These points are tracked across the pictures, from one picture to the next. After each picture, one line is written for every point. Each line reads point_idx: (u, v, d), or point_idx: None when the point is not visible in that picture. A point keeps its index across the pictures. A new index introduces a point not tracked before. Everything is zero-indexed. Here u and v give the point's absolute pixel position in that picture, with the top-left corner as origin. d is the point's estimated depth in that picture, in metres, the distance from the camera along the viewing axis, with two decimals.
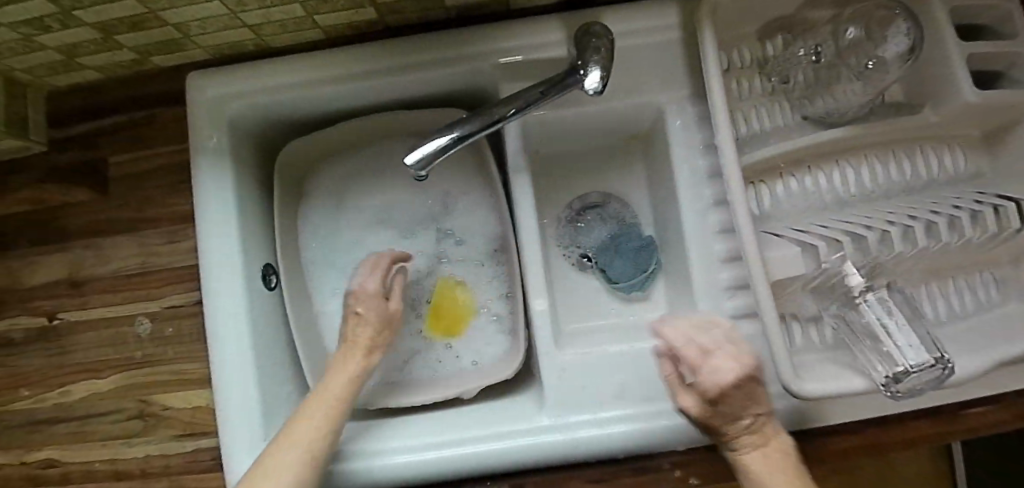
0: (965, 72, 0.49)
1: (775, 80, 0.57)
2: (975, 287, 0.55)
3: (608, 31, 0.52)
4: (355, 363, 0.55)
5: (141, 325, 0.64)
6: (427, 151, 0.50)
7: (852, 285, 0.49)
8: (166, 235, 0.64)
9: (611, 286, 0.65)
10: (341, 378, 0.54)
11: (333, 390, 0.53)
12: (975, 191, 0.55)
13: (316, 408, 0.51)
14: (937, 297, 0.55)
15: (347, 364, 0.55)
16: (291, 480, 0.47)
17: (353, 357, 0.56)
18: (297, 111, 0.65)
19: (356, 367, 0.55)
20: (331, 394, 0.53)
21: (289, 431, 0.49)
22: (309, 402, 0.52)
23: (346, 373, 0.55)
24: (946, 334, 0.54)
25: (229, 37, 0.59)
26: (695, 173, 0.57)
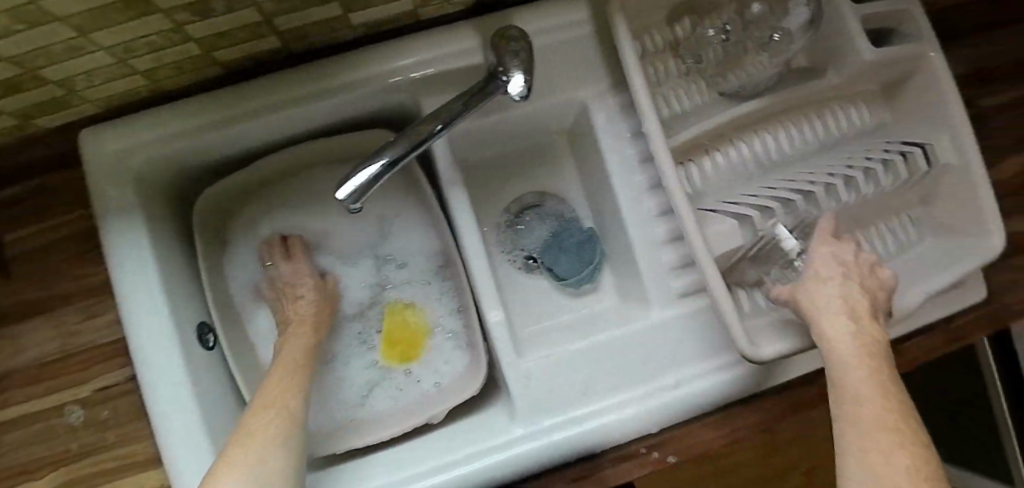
0: (863, 35, 0.53)
1: (690, 61, 0.58)
2: (895, 229, 0.59)
3: (523, 33, 0.51)
4: (304, 334, 0.58)
5: (71, 414, 0.58)
6: (358, 181, 0.46)
7: (788, 248, 0.52)
8: (83, 311, 0.59)
9: (560, 283, 0.65)
10: (296, 344, 0.57)
11: (291, 356, 0.55)
12: (884, 141, 0.59)
13: (283, 375, 0.53)
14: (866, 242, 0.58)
15: (299, 335, 0.58)
16: (276, 434, 0.47)
17: (303, 330, 0.58)
18: (206, 155, 0.60)
19: (305, 337, 0.58)
20: (290, 359, 0.55)
21: (261, 395, 0.50)
22: (273, 371, 0.54)
23: (295, 341, 0.57)
24: None
25: (121, 87, 0.55)
26: (626, 161, 0.58)
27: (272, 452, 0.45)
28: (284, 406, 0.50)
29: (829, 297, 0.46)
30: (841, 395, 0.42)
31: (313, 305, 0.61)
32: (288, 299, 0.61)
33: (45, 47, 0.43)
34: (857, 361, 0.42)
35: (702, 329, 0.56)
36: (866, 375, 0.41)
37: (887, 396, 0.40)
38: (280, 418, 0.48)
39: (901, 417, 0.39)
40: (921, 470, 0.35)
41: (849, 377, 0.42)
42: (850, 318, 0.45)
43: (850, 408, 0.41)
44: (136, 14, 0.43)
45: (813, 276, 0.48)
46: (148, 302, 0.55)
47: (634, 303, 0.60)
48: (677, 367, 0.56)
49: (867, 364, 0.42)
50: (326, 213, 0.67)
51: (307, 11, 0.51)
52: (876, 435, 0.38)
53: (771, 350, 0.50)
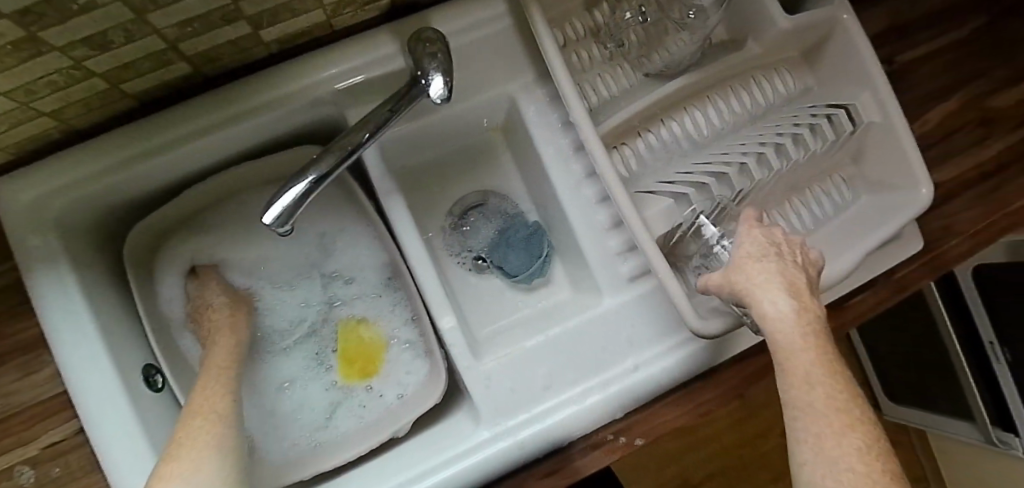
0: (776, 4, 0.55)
1: (611, 45, 0.58)
2: (830, 191, 0.60)
3: (439, 34, 0.50)
4: (225, 340, 0.57)
5: (21, 475, 0.56)
6: (284, 203, 0.46)
7: (708, 234, 0.52)
8: (18, 369, 0.56)
9: (512, 280, 0.64)
10: (223, 351, 0.56)
11: (217, 361, 0.54)
12: (808, 106, 0.61)
13: (215, 378, 0.52)
14: (800, 207, 0.59)
15: (221, 339, 0.57)
16: (210, 439, 0.45)
17: (223, 335, 0.57)
18: (131, 192, 0.58)
19: (229, 341, 0.57)
20: (218, 364, 0.54)
21: (194, 402, 0.49)
22: (200, 378, 0.52)
23: (225, 346, 0.56)
24: (821, 238, 0.57)
25: (28, 131, 0.52)
26: (561, 151, 0.58)
27: (212, 450, 0.44)
28: (214, 409, 0.49)
29: (767, 276, 0.40)
30: (790, 379, 0.38)
31: (224, 308, 0.60)
32: (201, 312, 0.60)
33: None
34: (803, 342, 0.38)
35: (652, 310, 0.57)
36: (813, 355, 0.37)
37: (835, 377, 0.37)
38: (213, 420, 0.47)
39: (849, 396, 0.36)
40: (873, 450, 0.34)
41: (795, 360, 0.38)
42: (791, 296, 0.40)
43: (803, 395, 0.37)
44: (29, 55, 0.41)
45: (745, 257, 0.42)
46: (85, 350, 0.53)
47: (585, 291, 0.60)
48: (634, 352, 0.56)
49: (814, 344, 0.38)
50: (268, 239, 0.66)
51: (211, 33, 0.49)
52: (828, 421, 0.35)
53: (717, 325, 0.51)
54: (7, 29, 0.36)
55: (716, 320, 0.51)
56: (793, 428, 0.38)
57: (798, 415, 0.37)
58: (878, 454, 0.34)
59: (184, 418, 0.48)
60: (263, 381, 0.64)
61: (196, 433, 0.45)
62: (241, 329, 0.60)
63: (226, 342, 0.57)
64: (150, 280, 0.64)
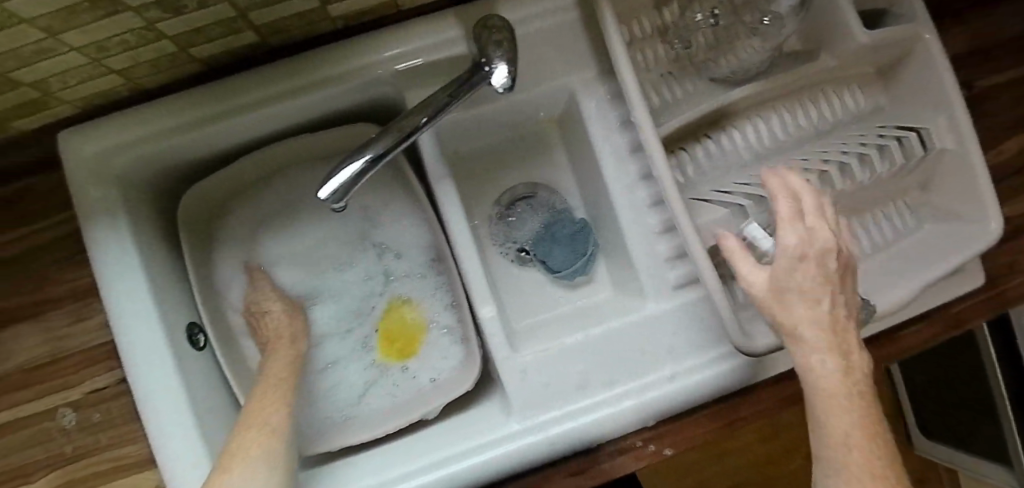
0: (855, 16, 0.51)
1: (678, 46, 0.57)
2: (892, 216, 0.58)
3: (506, 23, 0.50)
4: (286, 348, 0.59)
5: (64, 417, 0.58)
6: (341, 179, 0.46)
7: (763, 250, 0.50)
8: (70, 315, 0.58)
9: (553, 275, 0.64)
10: (283, 362, 0.58)
11: (275, 371, 0.57)
12: (877, 126, 0.58)
13: (273, 388, 0.55)
14: (860, 231, 0.57)
15: (280, 348, 0.59)
16: (260, 455, 0.47)
17: (283, 344, 0.60)
18: (190, 154, 0.60)
19: (288, 351, 0.59)
20: (274, 375, 0.56)
21: (250, 413, 0.52)
22: (258, 388, 0.55)
23: (284, 360, 0.58)
24: (876, 264, 0.56)
25: (98, 85, 0.54)
26: (618, 150, 0.57)
27: (263, 461, 0.47)
28: (268, 421, 0.51)
29: (813, 312, 0.38)
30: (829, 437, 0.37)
31: (281, 318, 0.62)
32: (257, 317, 0.63)
33: (12, 49, 0.43)
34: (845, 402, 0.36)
35: (698, 320, 0.56)
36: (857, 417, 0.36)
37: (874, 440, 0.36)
38: (269, 435, 0.50)
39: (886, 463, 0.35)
40: None
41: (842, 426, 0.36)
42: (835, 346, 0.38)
43: (838, 458, 0.36)
44: (105, 13, 0.42)
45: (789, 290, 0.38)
46: (134, 304, 0.54)
47: (627, 294, 0.60)
48: (674, 360, 0.56)
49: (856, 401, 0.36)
50: (319, 213, 0.67)
51: (281, 4, 0.49)
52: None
53: (765, 342, 0.50)
54: None
55: (764, 337, 0.51)
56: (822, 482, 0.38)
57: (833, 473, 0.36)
58: None
59: (241, 426, 0.51)
60: (313, 360, 0.65)
61: (251, 445, 0.48)
62: (301, 336, 0.62)
63: (285, 352, 0.59)
64: (203, 241, 0.65)
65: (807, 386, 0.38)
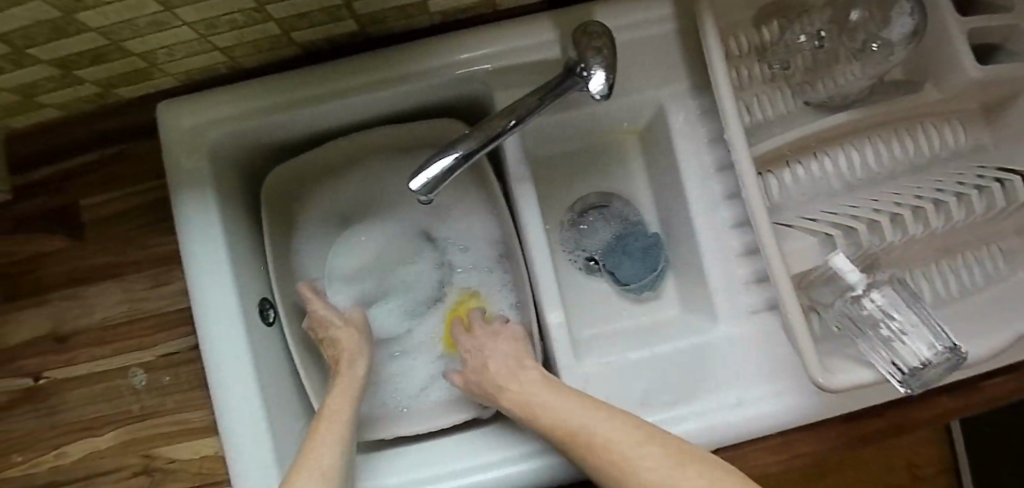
0: (966, 47, 0.50)
1: (776, 67, 0.56)
2: (985, 260, 0.55)
3: (606, 29, 0.49)
4: (348, 379, 0.57)
5: (135, 376, 0.60)
6: (432, 173, 0.46)
7: (852, 283, 0.50)
8: (151, 278, 0.60)
9: (622, 287, 0.63)
10: (342, 396, 0.55)
11: (334, 407, 0.54)
12: (976, 166, 0.55)
13: (327, 425, 0.52)
14: (948, 272, 0.55)
15: (343, 378, 0.57)
16: None
17: (344, 370, 0.58)
18: (277, 135, 0.61)
19: (350, 382, 0.57)
20: (333, 410, 0.54)
21: (304, 451, 0.49)
22: (315, 426, 0.52)
23: (340, 393, 0.55)
24: (965, 309, 0.53)
25: (201, 61, 0.56)
26: (703, 167, 0.56)
27: None
28: (322, 462, 0.48)
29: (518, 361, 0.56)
30: (603, 465, 0.44)
31: (345, 328, 0.60)
32: (319, 330, 0.61)
33: (130, 20, 0.46)
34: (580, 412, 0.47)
35: (768, 349, 0.55)
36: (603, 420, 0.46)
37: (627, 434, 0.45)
38: (323, 482, 0.46)
39: (646, 445, 0.44)
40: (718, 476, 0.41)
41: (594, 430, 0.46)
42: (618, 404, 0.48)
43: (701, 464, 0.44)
44: None
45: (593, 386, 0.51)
46: (214, 275, 0.56)
47: (696, 311, 0.60)
48: (741, 387, 0.54)
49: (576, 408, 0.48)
50: (394, 205, 0.68)
51: None
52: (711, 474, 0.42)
53: (845, 379, 0.49)
54: None
55: (846, 374, 0.49)
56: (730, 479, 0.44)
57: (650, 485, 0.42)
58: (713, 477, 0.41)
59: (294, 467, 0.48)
60: (380, 349, 0.66)
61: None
62: (363, 357, 0.59)
63: (347, 383, 0.57)
64: (281, 220, 0.66)
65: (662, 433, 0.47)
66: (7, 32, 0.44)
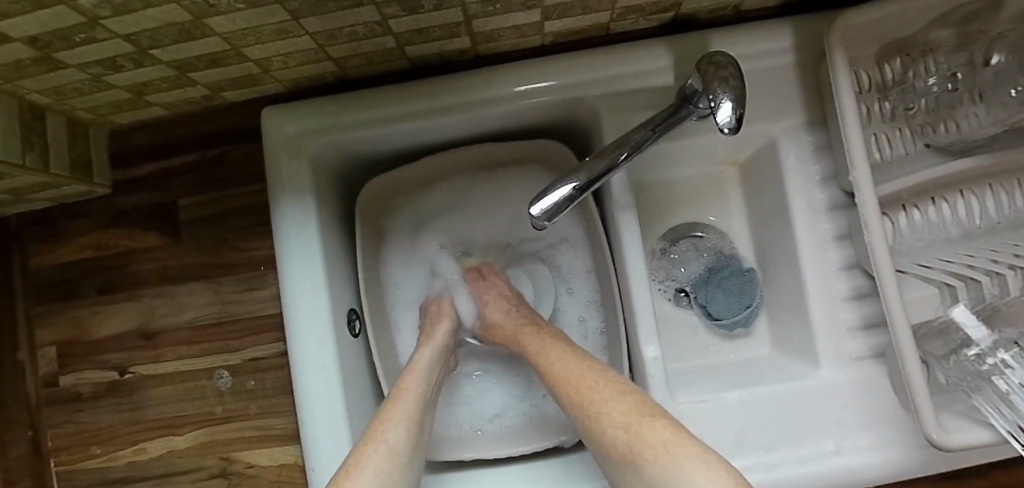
0: None
1: (896, 105, 0.55)
2: None
3: (732, 59, 0.47)
4: (420, 363, 0.54)
5: (220, 378, 0.60)
6: (553, 199, 0.45)
7: (977, 341, 0.49)
8: (244, 282, 0.61)
9: (712, 322, 0.65)
10: (412, 376, 0.52)
11: (409, 385, 0.51)
12: None
13: (396, 405, 0.48)
14: None
15: (414, 366, 0.53)
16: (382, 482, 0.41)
17: (420, 353, 0.56)
18: (375, 146, 0.61)
19: (422, 366, 0.54)
20: (407, 389, 0.50)
21: (371, 425, 0.46)
22: (385, 405, 0.48)
23: (415, 373, 0.52)
24: None
25: (312, 70, 0.56)
26: (813, 206, 0.56)
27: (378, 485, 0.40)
28: (389, 437, 0.44)
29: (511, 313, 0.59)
30: (604, 429, 0.41)
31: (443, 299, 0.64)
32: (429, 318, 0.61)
33: (256, 28, 0.46)
34: (598, 381, 0.44)
35: (872, 400, 0.53)
36: (618, 388, 0.43)
37: (639, 409, 0.41)
38: (388, 458, 0.43)
39: (643, 417, 0.40)
40: (667, 443, 0.37)
41: (604, 401, 0.42)
42: (607, 370, 0.46)
43: (687, 440, 0.37)
44: (349, 4, 0.45)
45: (568, 341, 0.52)
46: (308, 284, 0.56)
47: (797, 356, 0.59)
48: (839, 435, 0.52)
49: (599, 380, 0.45)
50: (489, 220, 0.69)
51: (506, 15, 0.51)
52: (693, 449, 0.36)
53: (960, 439, 0.46)
54: None
55: (960, 432, 0.47)
56: (729, 469, 0.35)
57: (649, 465, 0.36)
58: (664, 448, 0.36)
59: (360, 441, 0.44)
60: (461, 371, 0.69)
61: (367, 465, 0.41)
62: (435, 344, 0.57)
63: (420, 367, 0.53)
64: (374, 231, 0.67)
65: (662, 406, 0.41)
66: (138, 32, 0.44)
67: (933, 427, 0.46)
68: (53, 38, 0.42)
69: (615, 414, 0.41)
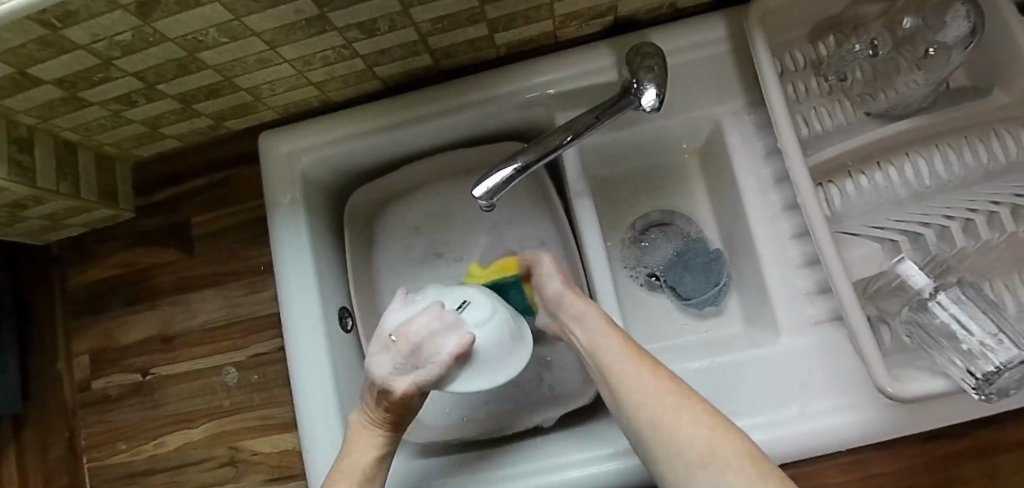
0: (1016, 19, 0.51)
1: (832, 78, 0.59)
2: None
3: (659, 50, 0.52)
4: (373, 436, 0.52)
5: (228, 374, 0.66)
6: (491, 182, 0.51)
7: (918, 286, 0.49)
8: (247, 287, 0.68)
9: (683, 303, 0.66)
10: (364, 452, 0.51)
11: (357, 458, 0.51)
12: None
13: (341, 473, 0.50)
14: None
15: (361, 434, 0.52)
16: None
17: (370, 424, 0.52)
18: (359, 161, 0.68)
19: (375, 440, 0.52)
20: (356, 462, 0.51)
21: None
22: (342, 460, 0.51)
23: (363, 450, 0.51)
24: None
25: (296, 96, 0.64)
26: (760, 180, 0.59)
27: None
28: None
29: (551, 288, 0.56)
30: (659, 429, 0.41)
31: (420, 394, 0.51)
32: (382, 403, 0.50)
33: (240, 58, 0.54)
34: (655, 382, 0.44)
35: (834, 360, 0.54)
36: (677, 393, 0.43)
37: (706, 419, 0.40)
38: None
39: (714, 431, 0.39)
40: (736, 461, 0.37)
41: (705, 453, 0.38)
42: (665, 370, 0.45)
43: (744, 464, 0.37)
44: (315, 31, 0.52)
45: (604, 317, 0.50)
46: (301, 283, 0.62)
47: (763, 327, 0.60)
48: (805, 399, 0.53)
49: (655, 379, 0.44)
50: (468, 222, 0.73)
51: (456, 31, 0.57)
52: (755, 472, 0.37)
53: (914, 389, 0.46)
54: (305, 7, 0.47)
55: (914, 382, 0.46)
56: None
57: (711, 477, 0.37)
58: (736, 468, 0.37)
59: None
60: None
61: None
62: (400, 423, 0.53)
63: (372, 438, 0.52)
64: (365, 239, 0.73)
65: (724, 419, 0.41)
66: (144, 69, 0.53)
67: (892, 384, 0.46)
68: (76, 79, 0.51)
69: (675, 417, 0.41)
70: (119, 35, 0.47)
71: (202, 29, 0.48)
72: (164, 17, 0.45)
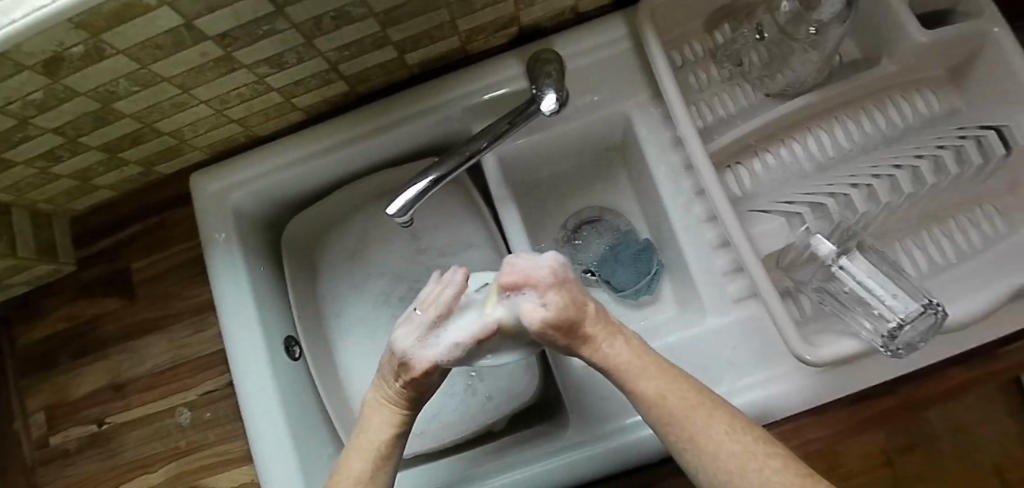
0: None
1: (729, 65, 0.62)
2: (963, 228, 0.52)
3: (558, 56, 0.55)
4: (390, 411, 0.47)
5: (181, 415, 0.67)
6: (406, 198, 0.54)
7: (824, 253, 0.52)
8: (192, 326, 0.69)
9: (618, 295, 0.68)
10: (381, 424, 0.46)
11: (373, 430, 0.46)
12: (935, 140, 0.55)
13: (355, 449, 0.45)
14: (926, 244, 0.53)
15: (376, 410, 0.47)
16: None
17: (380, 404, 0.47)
18: (291, 190, 0.69)
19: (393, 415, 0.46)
20: (372, 435, 0.45)
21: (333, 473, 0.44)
22: (356, 436, 0.46)
23: (379, 423, 0.46)
24: (937, 284, 0.51)
25: (220, 134, 0.65)
26: (673, 167, 0.61)
27: None
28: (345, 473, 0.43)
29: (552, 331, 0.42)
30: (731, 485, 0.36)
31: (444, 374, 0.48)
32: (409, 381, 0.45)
33: (156, 104, 0.56)
34: (716, 429, 0.37)
35: (757, 335, 0.55)
36: (746, 440, 0.37)
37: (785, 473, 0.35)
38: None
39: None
40: None
41: None
42: (725, 410, 0.39)
43: None
44: (224, 71, 0.54)
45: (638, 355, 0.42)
46: (239, 316, 0.63)
47: (692, 310, 0.61)
48: (736, 374, 0.55)
49: (719, 427, 0.37)
50: (405, 238, 0.75)
51: (364, 56, 0.59)
52: None
53: (828, 352, 0.47)
54: (209, 49, 0.49)
55: (829, 346, 0.47)
56: None
57: None
58: None
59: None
60: None
61: None
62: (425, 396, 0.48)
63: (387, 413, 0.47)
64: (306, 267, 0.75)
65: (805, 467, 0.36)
66: (62, 125, 0.54)
67: (807, 350, 0.47)
68: None
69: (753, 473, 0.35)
70: (30, 95, 0.48)
71: (111, 80, 0.49)
72: (70, 73, 0.47)
